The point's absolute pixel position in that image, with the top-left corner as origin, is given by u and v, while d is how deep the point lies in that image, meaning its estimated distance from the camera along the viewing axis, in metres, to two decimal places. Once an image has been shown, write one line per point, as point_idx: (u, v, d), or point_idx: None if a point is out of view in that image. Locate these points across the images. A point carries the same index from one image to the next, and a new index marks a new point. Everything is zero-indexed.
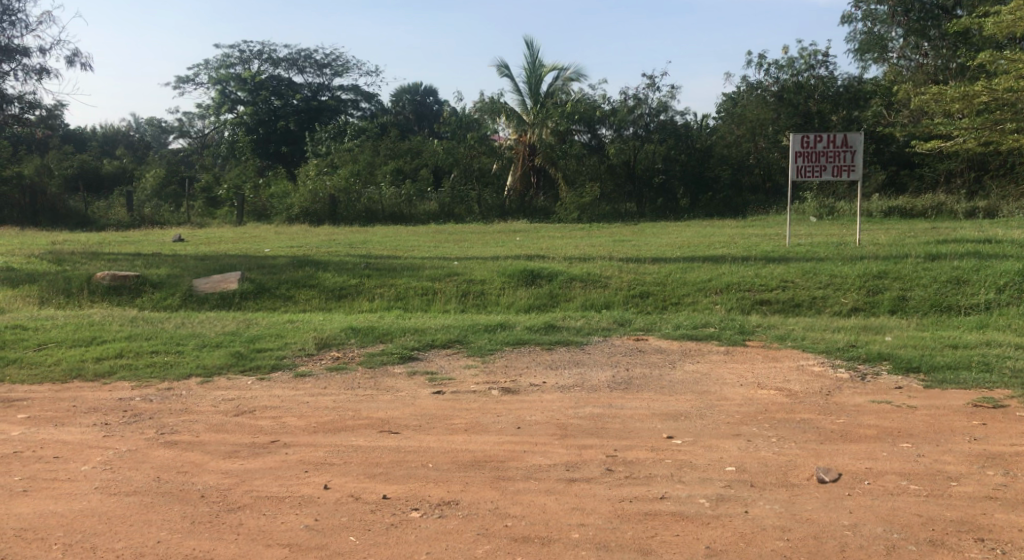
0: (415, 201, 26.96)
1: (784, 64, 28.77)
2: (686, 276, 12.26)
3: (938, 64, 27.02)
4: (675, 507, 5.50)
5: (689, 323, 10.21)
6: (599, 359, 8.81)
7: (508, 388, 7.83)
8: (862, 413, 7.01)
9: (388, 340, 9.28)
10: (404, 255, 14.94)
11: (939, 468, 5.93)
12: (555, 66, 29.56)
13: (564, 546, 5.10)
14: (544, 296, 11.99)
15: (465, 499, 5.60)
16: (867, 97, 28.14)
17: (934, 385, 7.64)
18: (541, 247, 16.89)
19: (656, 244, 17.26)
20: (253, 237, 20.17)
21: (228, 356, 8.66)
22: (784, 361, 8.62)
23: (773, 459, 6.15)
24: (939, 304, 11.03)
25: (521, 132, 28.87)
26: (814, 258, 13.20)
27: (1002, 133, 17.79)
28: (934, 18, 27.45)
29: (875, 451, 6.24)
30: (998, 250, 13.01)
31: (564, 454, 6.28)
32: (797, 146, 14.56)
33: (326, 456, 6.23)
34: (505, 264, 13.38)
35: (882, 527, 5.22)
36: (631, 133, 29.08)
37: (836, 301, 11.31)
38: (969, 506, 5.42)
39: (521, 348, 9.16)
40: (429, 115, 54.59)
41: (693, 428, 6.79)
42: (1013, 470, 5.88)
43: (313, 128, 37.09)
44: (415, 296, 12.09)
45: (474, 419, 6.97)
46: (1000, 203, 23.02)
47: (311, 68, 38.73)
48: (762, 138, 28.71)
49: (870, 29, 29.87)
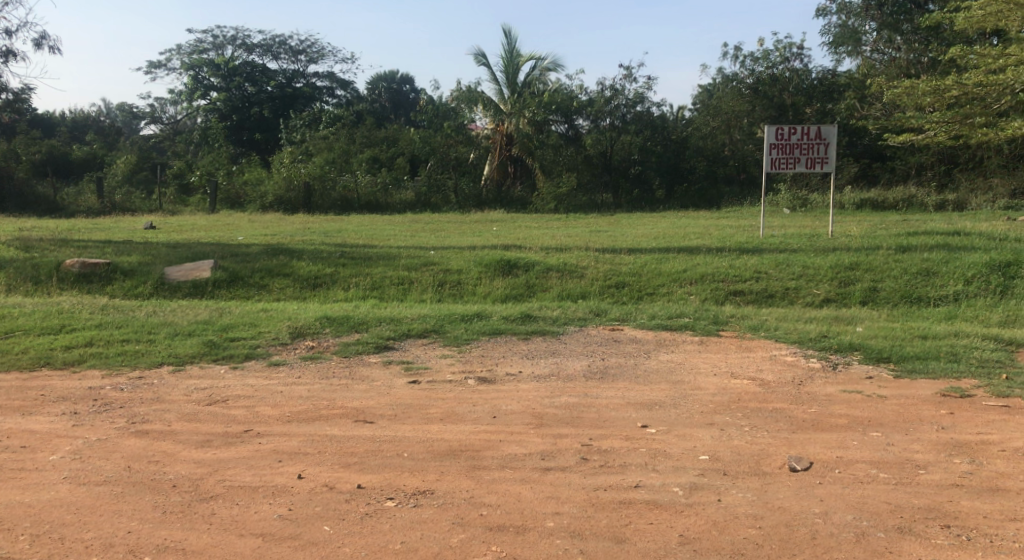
0: (392, 189, 26.92)
1: (759, 56, 28.97)
2: (662, 267, 12.33)
3: (910, 58, 27.23)
4: (650, 496, 5.55)
5: (665, 314, 10.27)
6: (575, 349, 8.85)
7: (484, 377, 7.86)
8: (832, 402, 7.09)
9: (363, 330, 9.25)
10: (380, 244, 14.93)
11: (908, 456, 6.02)
12: (532, 55, 29.51)
13: (538, 535, 5.14)
14: (521, 286, 12.01)
15: (440, 488, 5.63)
16: (841, 90, 28.30)
17: (902, 374, 7.75)
18: (518, 237, 16.97)
19: (632, 235, 17.43)
20: (226, 224, 20.05)
21: (200, 345, 8.59)
22: (756, 351, 8.70)
23: (746, 449, 6.21)
24: (909, 295, 11.15)
25: (499, 122, 28.85)
26: (788, 249, 13.27)
27: (972, 128, 17.18)
28: (906, 12, 27.71)
29: (845, 440, 6.32)
30: (967, 242, 13.17)
31: (539, 444, 6.31)
32: (771, 138, 14.64)
33: (300, 446, 6.21)
34: (482, 254, 13.35)
35: (851, 515, 5.30)
36: (608, 123, 28.94)
37: (809, 292, 11.40)
38: (936, 494, 5.51)
39: (497, 338, 9.19)
40: (406, 104, 54.39)
41: (667, 417, 6.84)
42: (979, 458, 5.97)
43: (287, 115, 36.74)
44: (391, 286, 12.07)
45: (450, 408, 7.00)
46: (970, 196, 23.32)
47: (285, 54, 38.42)
48: (737, 130, 28.93)
49: (844, 21, 29.52)
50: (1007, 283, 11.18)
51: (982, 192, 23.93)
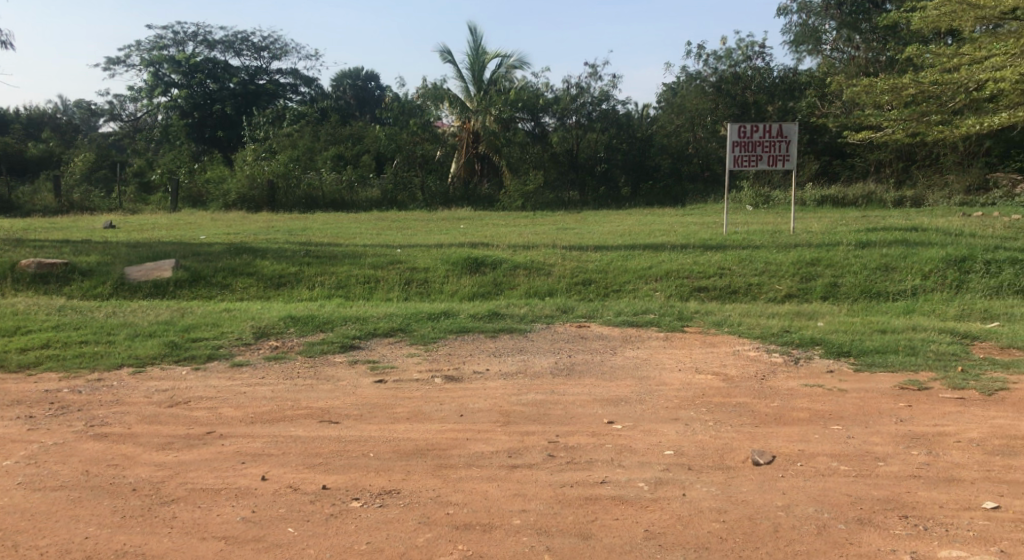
0: (357, 187, 26.79)
1: (722, 54, 29.22)
2: (628, 264, 12.40)
3: (868, 57, 27.70)
4: (616, 491, 5.59)
5: (631, 310, 10.32)
6: (543, 346, 8.87)
7: (451, 376, 7.86)
8: (794, 396, 7.18)
9: (328, 329, 9.21)
10: (345, 242, 14.86)
11: (867, 449, 6.11)
12: (497, 53, 29.50)
13: (504, 533, 5.15)
14: (488, 284, 12.01)
15: (406, 488, 5.63)
16: (801, 88, 28.49)
17: (863, 368, 7.87)
18: (485, 235, 16.95)
19: (598, 232, 17.47)
20: (187, 223, 19.85)
21: (161, 346, 8.52)
22: (720, 346, 8.78)
23: (710, 443, 6.28)
24: (869, 290, 11.29)
25: (465, 120, 28.60)
26: (751, 246, 13.38)
27: (928, 125, 16.31)
28: (865, 12, 27.97)
29: (807, 433, 6.40)
30: (925, 238, 13.37)
31: (506, 442, 6.33)
32: (734, 135, 14.76)
33: (264, 447, 6.18)
34: (448, 252, 13.34)
35: (813, 508, 5.37)
36: (574, 122, 29.14)
37: (771, 288, 11.52)
38: (894, 485, 5.60)
39: (464, 336, 9.19)
40: (371, 100, 54.10)
41: (633, 413, 6.89)
42: (936, 450, 6.08)
43: (250, 112, 36.42)
44: (357, 284, 12.03)
45: (417, 407, 6.99)
46: (926, 193, 23.73)
47: (248, 50, 38.07)
48: (701, 129, 29.24)
49: (805, 20, 29.74)
50: (963, 278, 11.40)
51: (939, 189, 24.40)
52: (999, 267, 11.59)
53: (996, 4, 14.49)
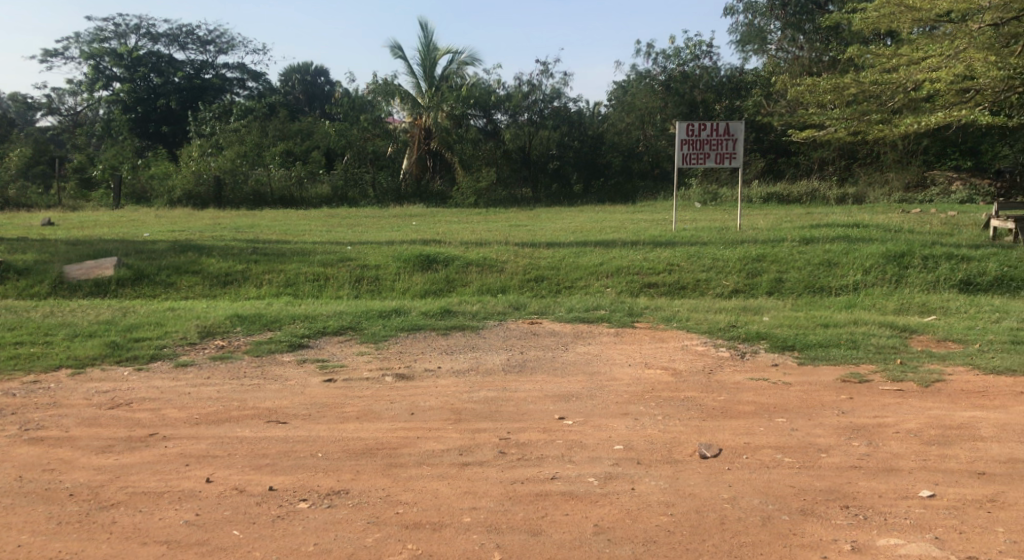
0: (307, 183, 26.55)
1: (671, 53, 29.54)
2: (579, 261, 12.46)
3: (812, 57, 28.16)
4: (565, 487, 5.62)
5: (582, 307, 10.37)
6: (494, 343, 8.88)
7: (402, 374, 7.83)
8: (740, 390, 7.28)
9: (276, 328, 9.14)
10: (293, 240, 14.73)
11: (810, 441, 6.21)
12: (449, 49, 29.41)
13: (454, 531, 5.15)
14: (440, 281, 11.98)
15: (355, 488, 5.60)
16: (748, 87, 29.14)
17: (807, 361, 8.00)
18: (437, 232, 16.91)
19: (550, 229, 17.53)
20: (130, 221, 19.53)
21: (101, 346, 8.38)
22: (669, 342, 8.86)
23: (659, 437, 6.34)
24: (812, 285, 11.47)
25: (417, 116, 28.67)
26: (699, 242, 13.53)
27: (869, 124, 16.55)
28: (808, 13, 28.44)
29: (753, 426, 6.49)
30: (867, 234, 13.63)
31: (457, 439, 6.32)
32: (682, 133, 14.91)
33: (208, 448, 6.11)
34: (399, 249, 13.31)
35: (758, 499, 5.45)
36: (525, 119, 29.05)
37: (718, 283, 11.66)
38: (836, 476, 5.71)
39: (415, 334, 9.17)
40: (320, 96, 53.62)
41: (584, 408, 6.93)
42: (876, 441, 6.20)
43: (196, 107, 35.90)
44: (306, 282, 11.93)
45: (366, 406, 6.96)
46: (867, 190, 24.23)
47: (193, 44, 37.52)
48: (650, 126, 29.60)
49: (750, 21, 29.96)
50: (902, 272, 11.64)
51: (879, 186, 24.91)
52: (936, 262, 11.85)
53: (932, 7, 14.68)
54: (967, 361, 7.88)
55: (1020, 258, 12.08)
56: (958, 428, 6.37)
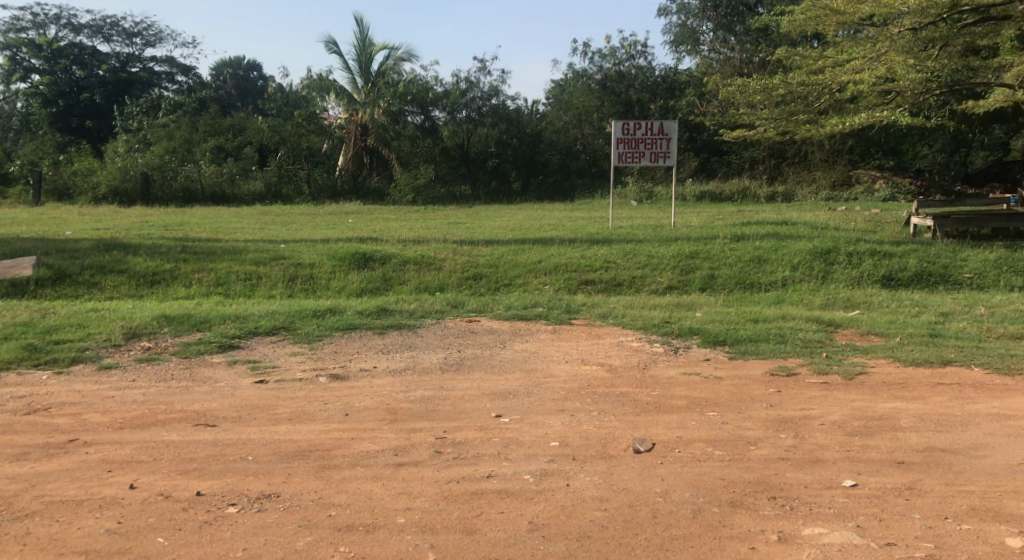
0: (239, 180, 26.12)
1: (607, 53, 29.70)
2: (517, 259, 12.46)
3: (743, 57, 28.28)
4: (500, 485, 5.60)
5: (520, 304, 10.36)
6: (431, 342, 8.83)
7: (336, 374, 7.73)
8: (673, 384, 7.35)
9: (205, 328, 8.96)
10: (224, 238, 14.46)
11: (740, 433, 6.29)
12: (385, 45, 29.17)
13: (388, 532, 5.10)
14: (377, 280, 11.87)
15: (286, 491, 5.51)
16: (681, 88, 29.52)
17: (737, 356, 8.11)
18: (374, 230, 16.77)
19: (488, 226, 17.50)
20: (52, 219, 18.99)
21: (19, 349, 8.12)
22: (605, 338, 8.90)
23: (593, 433, 6.36)
24: (743, 281, 11.63)
25: (352, 112, 28.19)
26: (634, 240, 13.63)
27: (796, 124, 16.59)
28: (739, 15, 29.03)
29: (685, 420, 6.55)
30: (795, 231, 13.87)
31: (392, 439, 6.26)
32: (617, 132, 15.01)
33: (132, 454, 5.96)
34: (334, 247, 13.17)
35: (690, 493, 5.50)
36: (464, 115, 29.03)
37: (653, 280, 11.75)
38: (764, 468, 5.79)
39: (350, 333, 9.07)
40: (252, 90, 52.81)
41: (520, 406, 6.92)
42: (803, 432, 6.31)
43: (121, 101, 35.10)
44: (237, 281, 11.73)
45: (298, 408, 6.86)
46: (795, 189, 24.74)
47: (118, 36, 36.67)
48: (587, 125, 29.81)
49: (683, 22, 30.48)
50: (828, 268, 11.89)
51: (807, 185, 25.43)
52: (860, 258, 12.11)
53: (855, 10, 14.74)
54: (888, 354, 8.07)
55: (939, 254, 12.40)
56: (880, 419, 6.51)
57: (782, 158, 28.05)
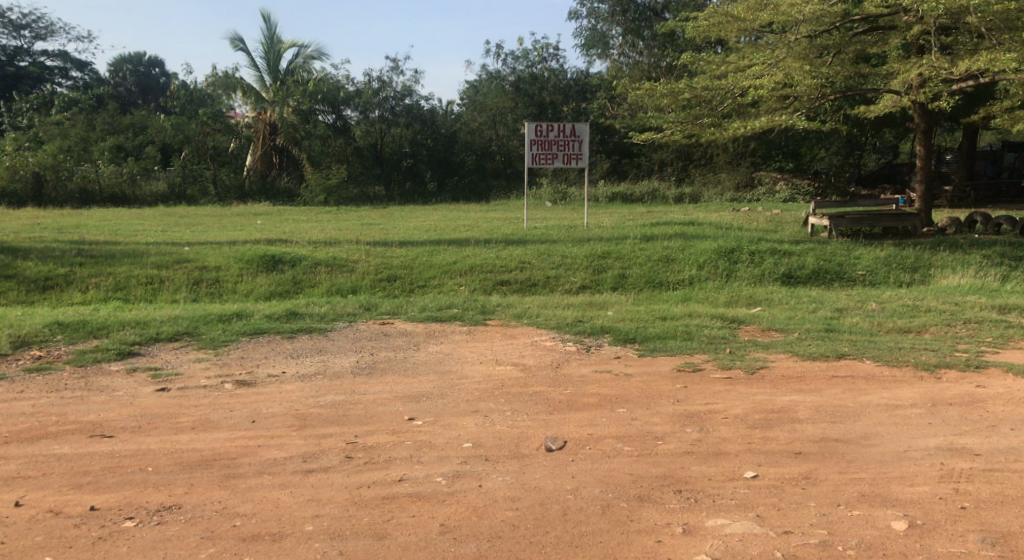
0: (140, 180, 25.37)
1: (519, 55, 29.82)
2: (433, 260, 12.35)
3: (650, 62, 29.04)
4: (412, 488, 5.52)
5: (434, 306, 10.28)
6: (343, 346, 8.67)
7: (243, 380, 7.53)
8: (585, 382, 7.38)
9: (103, 335, 8.64)
10: (124, 241, 13.98)
11: (648, 429, 6.35)
12: (293, 43, 28.71)
13: (295, 541, 4.98)
14: (286, 282, 11.64)
15: (188, 502, 5.33)
16: (593, 90, 29.74)
17: (647, 353, 8.18)
18: (283, 231, 16.46)
19: (403, 228, 17.34)
20: None
21: None
22: (519, 338, 8.90)
23: (506, 433, 6.33)
24: (653, 280, 11.78)
25: (261, 110, 27.47)
26: (548, 241, 13.68)
27: (701, 128, 16.56)
28: (646, 20, 29.29)
29: (595, 418, 6.58)
30: (702, 232, 14.11)
31: (301, 446, 6.12)
32: (531, 134, 15.00)
33: (21, 469, 5.69)
34: (241, 250, 12.84)
35: (599, 489, 5.51)
36: (376, 115, 28.71)
37: (567, 280, 11.81)
38: (671, 462, 5.84)
39: (258, 338, 8.86)
40: (154, 89, 51.37)
41: (434, 408, 6.85)
42: (707, 426, 6.40)
43: (10, 97, 33.72)
44: (138, 285, 11.36)
45: (202, 415, 6.65)
46: (702, 190, 25.32)
47: (4, 28, 35.20)
48: (501, 126, 29.88)
49: (593, 25, 30.80)
50: (732, 267, 12.11)
51: (713, 186, 25.97)
52: (762, 257, 12.38)
53: (755, 17, 15.08)
54: (787, 348, 8.27)
55: (834, 252, 12.78)
56: (779, 411, 6.65)
57: (688, 160, 28.66)
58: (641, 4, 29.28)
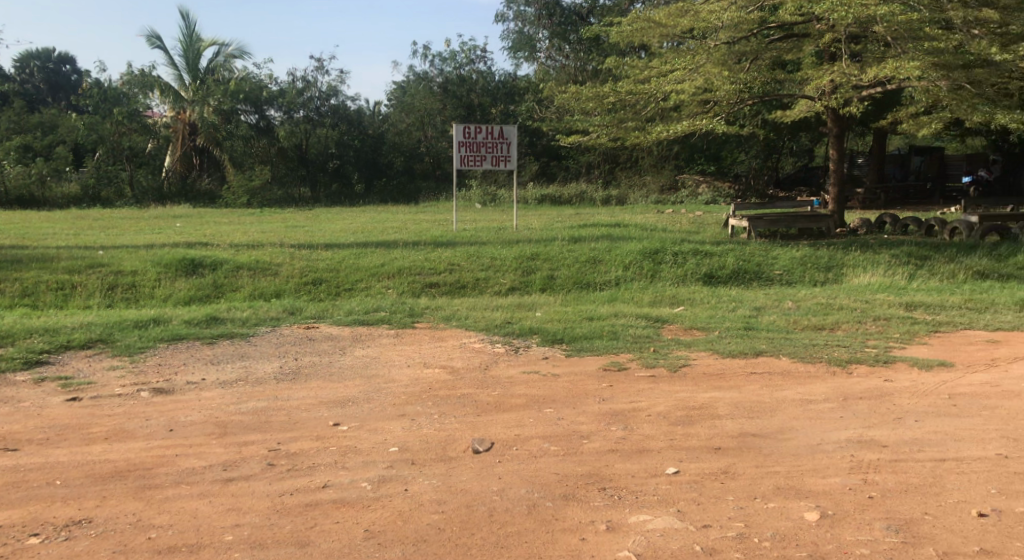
0: (51, 182, 24.59)
1: (446, 56, 29.71)
2: (359, 263, 12.17)
3: (577, 65, 29.40)
4: (336, 494, 5.40)
5: (361, 309, 10.13)
6: (266, 351, 8.48)
7: (159, 389, 7.29)
8: (513, 383, 7.33)
9: (9, 344, 8.29)
10: (34, 246, 13.48)
11: (574, 428, 6.33)
12: (214, 41, 28.10)
13: (214, 551, 4.82)
14: (206, 287, 11.34)
15: (100, 515, 5.13)
16: (521, 93, 29.85)
17: (573, 353, 8.17)
18: (204, 234, 16.07)
19: (329, 230, 17.07)
20: None
21: None
22: (447, 340, 8.81)
23: (433, 436, 6.24)
24: (581, 281, 11.81)
25: (180, 110, 27.16)
26: (476, 242, 13.61)
27: (626, 131, 16.61)
28: (572, 23, 29.45)
29: (523, 418, 6.53)
30: (628, 233, 14.20)
31: (221, 454, 5.95)
32: (458, 135, 14.88)
33: None
34: (159, 254, 12.47)
35: (525, 489, 5.46)
36: (301, 115, 28.27)
37: (496, 281, 11.76)
38: (595, 460, 5.83)
39: (177, 344, 8.61)
40: (65, 86, 49.78)
41: (359, 413, 6.72)
42: (631, 424, 6.40)
43: None
44: (48, 292, 10.96)
45: (117, 426, 6.42)
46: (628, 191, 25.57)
47: None
48: (429, 127, 29.72)
49: (520, 28, 30.67)
50: (656, 267, 12.23)
51: (639, 189, 26.29)
52: (684, 257, 12.51)
53: (677, 23, 15.26)
54: (709, 346, 8.35)
55: (754, 252, 12.98)
56: (700, 408, 6.69)
57: (615, 162, 28.91)
58: (567, 8, 29.39)
